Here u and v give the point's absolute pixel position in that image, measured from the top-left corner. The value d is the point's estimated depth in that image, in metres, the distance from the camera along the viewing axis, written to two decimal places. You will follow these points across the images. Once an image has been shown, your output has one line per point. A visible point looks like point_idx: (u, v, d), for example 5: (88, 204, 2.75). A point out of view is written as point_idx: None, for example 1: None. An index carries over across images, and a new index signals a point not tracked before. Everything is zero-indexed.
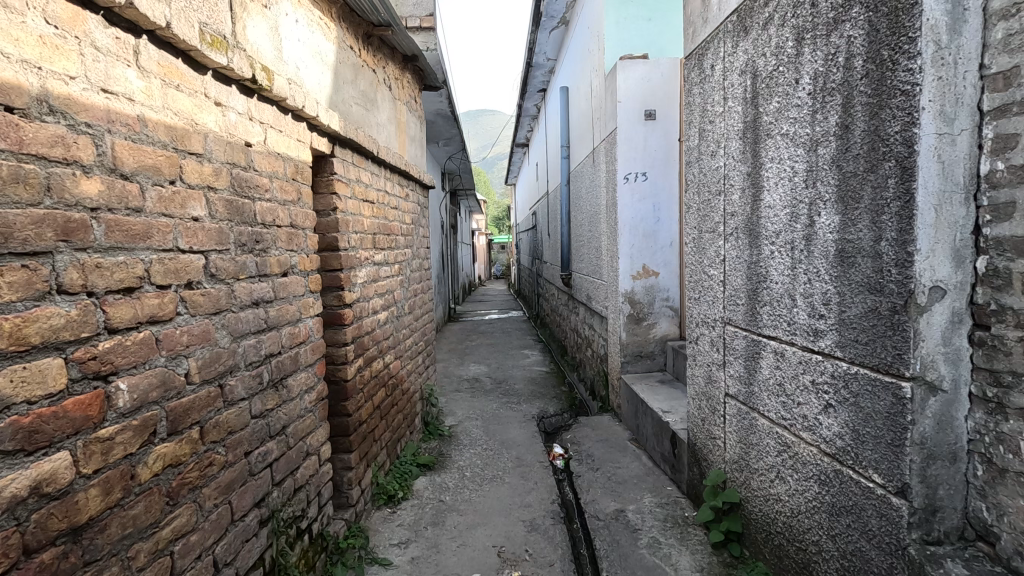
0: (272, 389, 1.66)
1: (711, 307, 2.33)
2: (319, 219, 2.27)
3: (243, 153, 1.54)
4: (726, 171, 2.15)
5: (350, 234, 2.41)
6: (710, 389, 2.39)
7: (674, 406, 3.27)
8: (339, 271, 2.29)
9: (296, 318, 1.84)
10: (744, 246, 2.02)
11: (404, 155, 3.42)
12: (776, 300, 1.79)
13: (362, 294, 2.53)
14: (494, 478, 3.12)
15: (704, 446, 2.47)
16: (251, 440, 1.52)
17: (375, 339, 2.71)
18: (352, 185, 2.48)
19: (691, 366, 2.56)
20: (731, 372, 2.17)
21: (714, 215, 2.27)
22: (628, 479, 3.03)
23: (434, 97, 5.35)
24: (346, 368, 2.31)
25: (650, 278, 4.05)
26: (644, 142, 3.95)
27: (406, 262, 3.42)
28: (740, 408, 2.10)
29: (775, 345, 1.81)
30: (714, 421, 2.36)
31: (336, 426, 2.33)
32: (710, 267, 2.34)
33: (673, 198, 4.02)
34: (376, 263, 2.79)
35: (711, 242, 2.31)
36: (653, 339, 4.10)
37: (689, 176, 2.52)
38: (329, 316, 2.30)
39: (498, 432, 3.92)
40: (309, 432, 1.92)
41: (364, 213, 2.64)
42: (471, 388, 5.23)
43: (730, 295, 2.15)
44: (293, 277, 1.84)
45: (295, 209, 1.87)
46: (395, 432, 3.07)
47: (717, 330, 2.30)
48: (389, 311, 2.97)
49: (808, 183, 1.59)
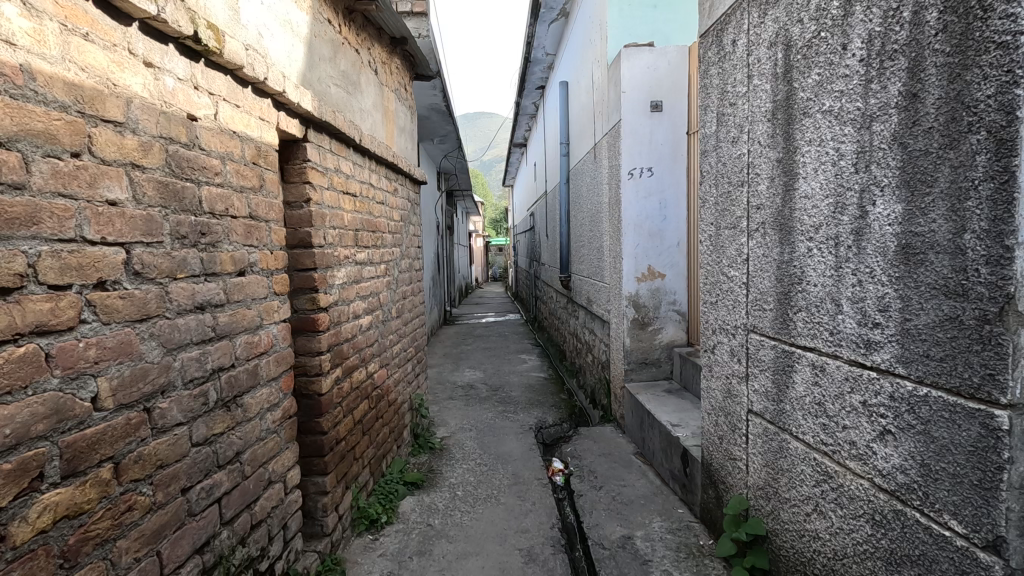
0: (222, 410, 1.40)
1: (732, 313, 2.08)
2: (290, 212, 2.01)
3: (185, 127, 1.28)
4: (750, 158, 1.90)
5: (326, 229, 2.15)
6: (729, 405, 2.13)
7: (684, 419, 3.02)
8: (313, 271, 2.03)
9: (255, 325, 1.57)
10: (773, 243, 1.77)
11: (392, 146, 3.16)
12: (814, 305, 1.55)
13: (341, 297, 2.28)
14: (488, 498, 2.85)
15: (722, 468, 2.22)
16: (190, 474, 1.25)
17: (356, 346, 2.45)
18: (330, 174, 2.22)
19: (707, 378, 2.31)
20: (756, 387, 1.92)
21: (736, 209, 2.02)
22: (635, 500, 2.77)
23: (428, 91, 5.10)
24: (320, 380, 2.04)
25: (656, 280, 3.80)
26: (650, 135, 3.71)
27: (394, 262, 3.16)
28: (767, 429, 1.85)
29: (813, 358, 1.56)
30: (734, 440, 2.10)
31: (308, 445, 2.06)
32: (730, 267, 2.09)
33: (680, 196, 3.77)
34: (358, 263, 2.53)
35: (732, 239, 2.06)
36: (659, 345, 3.84)
37: (705, 166, 2.27)
38: (301, 322, 2.04)
39: (493, 445, 3.65)
40: (272, 456, 1.66)
41: (345, 207, 2.38)
42: (465, 396, 4.96)
43: (755, 299, 1.90)
44: (253, 276, 1.58)
45: (256, 197, 1.61)
46: (380, 447, 2.81)
47: (738, 339, 2.05)
48: (373, 316, 2.71)
49: (859, 168, 1.34)
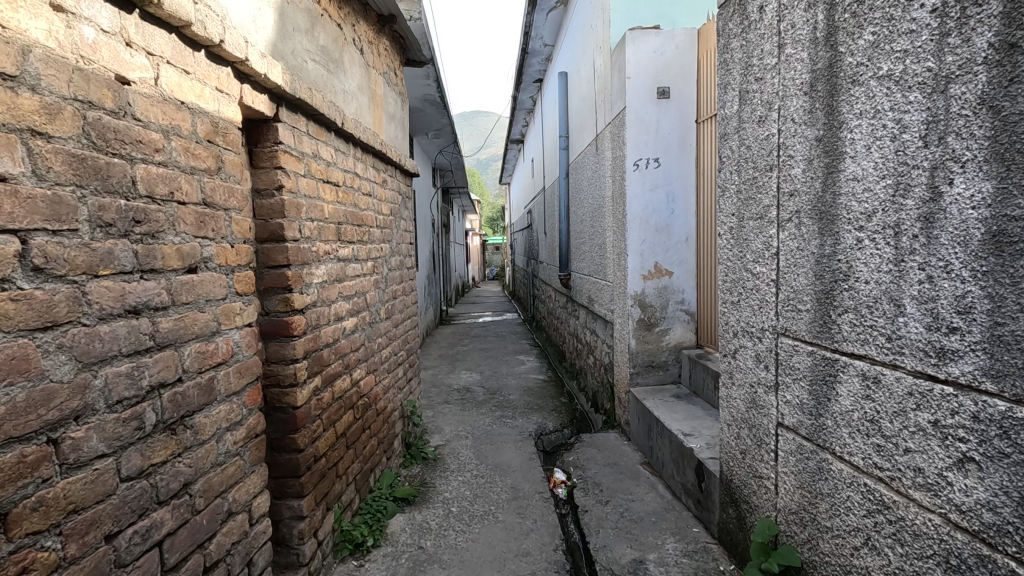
0: (165, 434, 1.16)
1: (759, 314, 1.86)
2: (259, 200, 1.78)
3: (113, 92, 1.05)
4: (781, 139, 1.68)
5: (303, 220, 1.91)
6: (754, 417, 1.91)
7: (696, 428, 2.80)
8: (287, 268, 1.80)
9: (210, 331, 1.34)
10: (811, 234, 1.54)
11: (380, 134, 2.92)
12: (865, 306, 1.33)
13: (320, 297, 2.04)
14: (485, 515, 2.63)
15: (745, 487, 1.99)
16: (118, 516, 1.02)
17: (339, 352, 2.22)
18: (306, 160, 1.98)
19: (727, 385, 2.09)
20: (789, 398, 1.69)
21: (763, 197, 1.80)
22: (644, 517, 2.55)
23: (421, 80, 4.87)
24: (295, 391, 1.81)
25: (663, 278, 3.58)
26: (657, 124, 3.48)
27: (383, 259, 2.92)
28: (802, 446, 1.62)
29: (863, 368, 1.34)
30: (760, 456, 1.88)
31: (282, 465, 1.83)
32: (755, 263, 1.87)
33: (688, 189, 3.55)
34: (341, 260, 2.29)
35: (759, 231, 1.84)
36: (666, 347, 3.63)
37: (725, 151, 2.05)
38: (273, 326, 1.80)
39: (490, 454, 3.43)
40: (233, 484, 1.42)
41: (324, 197, 2.14)
42: (461, 399, 4.74)
43: (788, 298, 1.67)
44: (207, 274, 1.34)
45: (212, 182, 1.38)
46: (367, 460, 2.58)
47: (765, 343, 1.82)
48: (359, 319, 2.47)
49: (929, 140, 1.12)
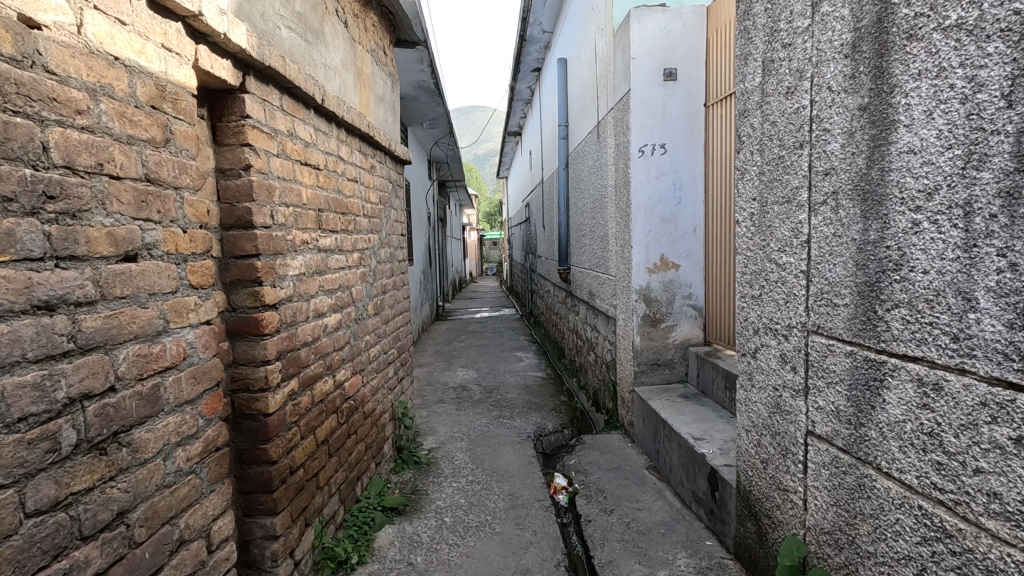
0: (91, 455, 0.96)
1: (786, 309, 1.66)
2: (224, 181, 1.57)
3: (13, 35, 0.85)
4: (814, 112, 1.48)
5: (275, 205, 1.71)
6: (779, 423, 1.72)
7: (707, 431, 2.61)
8: (255, 258, 1.59)
9: (155, 330, 1.13)
10: (851, 218, 1.35)
11: (368, 116, 2.71)
12: (922, 300, 1.14)
13: (296, 291, 1.84)
14: (481, 526, 2.44)
15: (767, 501, 1.81)
16: (22, 560, 0.83)
17: (320, 352, 2.02)
18: (279, 138, 1.78)
19: (747, 388, 1.90)
20: (821, 405, 1.50)
21: (792, 178, 1.60)
22: (652, 529, 2.37)
23: (415, 65, 4.67)
24: (266, 397, 1.61)
25: (669, 272, 3.38)
26: (663, 108, 3.28)
27: (370, 251, 2.72)
28: (837, 459, 1.44)
29: (919, 372, 1.15)
30: (785, 467, 1.69)
31: (252, 478, 1.63)
32: (781, 253, 1.68)
33: (696, 177, 3.35)
34: (322, 251, 2.09)
35: (786, 217, 1.65)
36: (672, 344, 3.44)
37: (746, 129, 1.86)
38: (240, 323, 1.60)
39: (486, 458, 3.24)
40: (186, 507, 1.22)
41: (302, 179, 1.94)
42: (456, 398, 4.56)
43: (821, 292, 1.48)
44: (150, 263, 1.14)
45: (158, 155, 1.17)
46: (353, 468, 2.38)
47: (793, 342, 1.63)
48: (343, 315, 2.27)
49: (1015, 99, 0.95)
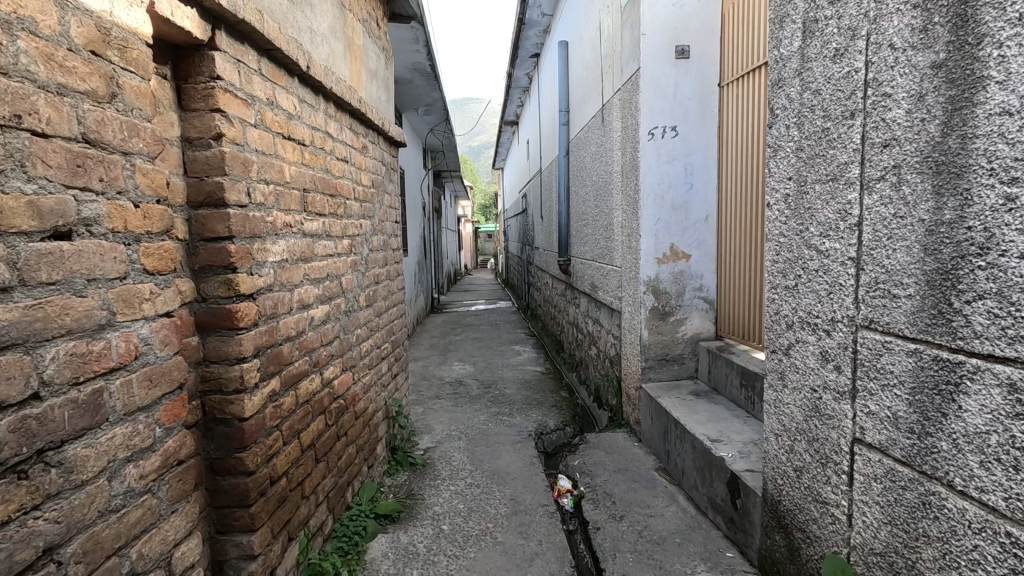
0: (6, 481, 0.77)
1: (828, 301, 1.48)
2: (192, 151, 1.37)
3: None
4: (871, 75, 1.29)
5: (252, 181, 1.50)
6: (818, 428, 1.54)
7: (724, 432, 2.44)
8: (228, 241, 1.39)
9: (96, 324, 0.93)
10: (919, 195, 1.16)
11: (359, 91, 2.50)
12: (1017, 290, 0.97)
13: (277, 280, 1.64)
14: (482, 535, 2.26)
15: (801, 513, 1.63)
16: None
17: (305, 348, 1.83)
18: (258, 106, 1.57)
19: (779, 388, 1.72)
20: (873, 409, 1.33)
21: (839, 152, 1.41)
22: (667, 538, 2.21)
23: (410, 45, 4.45)
24: (242, 399, 1.42)
25: (679, 262, 3.20)
26: (675, 87, 3.09)
27: (362, 237, 2.52)
28: (893, 471, 1.27)
29: (1010, 375, 0.98)
30: (825, 478, 1.52)
31: (225, 491, 1.43)
32: (823, 238, 1.49)
33: (709, 161, 3.17)
34: (308, 236, 1.89)
35: (830, 197, 1.46)
36: (682, 339, 3.26)
37: (780, 101, 1.67)
38: (211, 315, 1.40)
39: (486, 459, 3.05)
40: (141, 533, 1.03)
41: (285, 154, 1.73)
42: (453, 394, 4.37)
43: (875, 282, 1.30)
44: (90, 242, 0.94)
45: (100, 111, 0.96)
46: (343, 473, 2.20)
47: (837, 338, 1.45)
48: (332, 307, 2.08)
49: None
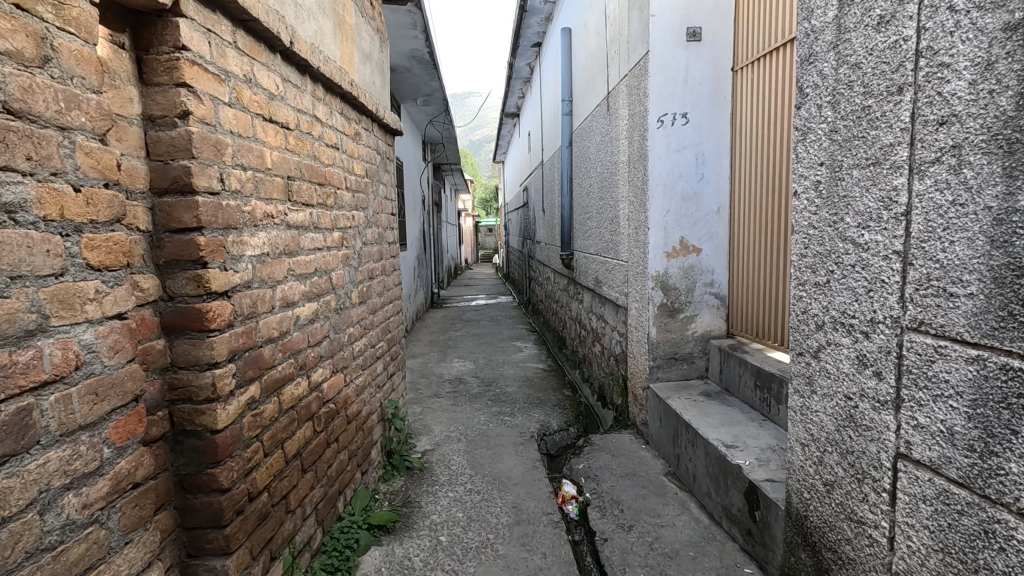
0: None
1: (867, 300, 1.32)
2: (155, 131, 1.22)
3: None
4: (924, 43, 1.13)
5: (225, 166, 1.35)
6: (852, 440, 1.40)
7: (739, 437, 2.30)
8: (196, 233, 1.23)
9: (22, 330, 0.79)
10: (985, 178, 1.02)
11: (351, 73, 2.34)
12: None
13: (257, 276, 1.49)
14: (482, 548, 2.12)
15: (831, 531, 1.49)
16: None
17: (289, 350, 1.68)
18: (234, 83, 1.41)
19: (807, 395, 1.57)
20: (920, 422, 1.18)
21: (883, 133, 1.25)
22: (679, 551, 2.07)
23: (407, 30, 4.28)
24: (214, 409, 1.27)
25: (689, 256, 3.04)
26: (685, 72, 2.92)
27: (355, 230, 2.36)
28: (946, 493, 1.12)
29: None
30: (861, 495, 1.37)
31: (196, 511, 1.29)
32: (861, 230, 1.33)
33: (720, 150, 3.01)
34: (293, 227, 1.74)
35: (871, 184, 1.30)
36: (691, 337, 3.11)
37: (811, 79, 1.51)
38: (178, 315, 1.25)
39: (486, 462, 2.91)
40: (84, 572, 0.89)
41: (265, 137, 1.58)
42: (452, 392, 4.23)
43: (928, 280, 1.15)
44: (15, 233, 0.79)
45: (25, 77, 0.81)
46: (334, 482, 2.05)
47: (876, 342, 1.30)
48: (320, 305, 1.93)
49: None
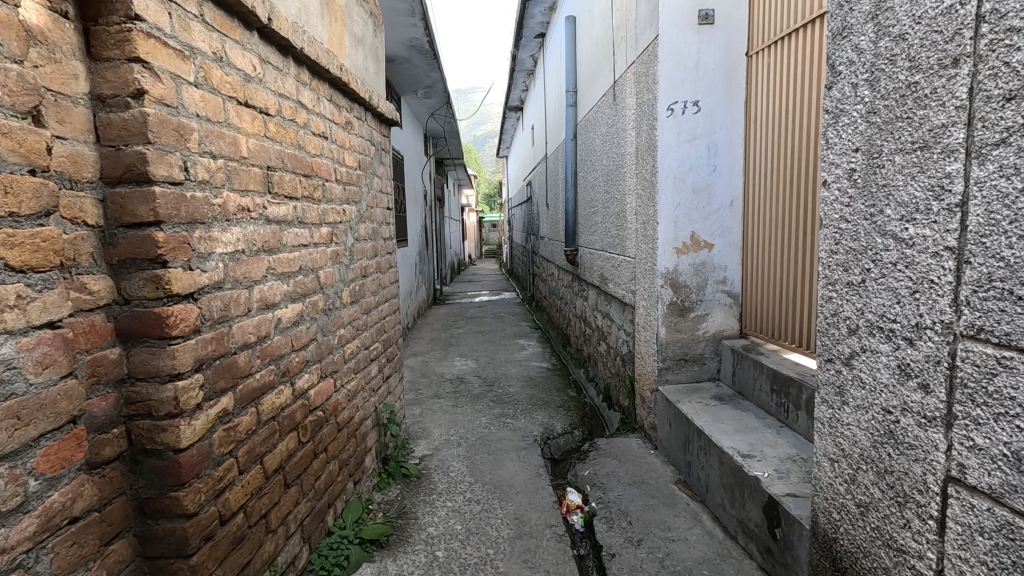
0: None
1: (910, 303, 1.17)
2: (105, 113, 1.08)
3: None
4: (988, 6, 0.98)
5: (190, 153, 1.21)
6: (891, 459, 1.25)
7: (755, 446, 2.15)
8: (153, 228, 1.09)
9: None
10: None
11: (341, 57, 2.19)
12: None
13: (229, 275, 1.34)
14: (481, 564, 1.98)
15: (866, 558, 1.34)
16: None
17: (269, 355, 1.54)
18: (201, 61, 1.27)
19: (837, 406, 1.42)
20: (979, 443, 1.03)
21: (933, 112, 1.10)
22: (692, 569, 1.93)
23: (405, 18, 4.12)
24: (177, 426, 1.13)
25: (700, 253, 2.89)
26: (697, 57, 2.76)
27: (346, 225, 2.22)
28: (1010, 527, 0.98)
29: None
30: (902, 521, 1.23)
31: (158, 538, 1.15)
32: (905, 223, 1.18)
33: (734, 140, 2.85)
34: (273, 222, 1.59)
35: (918, 171, 1.15)
36: (703, 337, 2.96)
37: (844, 55, 1.35)
38: (134, 321, 1.11)
39: (486, 468, 2.78)
40: None
41: (241, 122, 1.44)
42: (453, 393, 4.09)
43: (991, 281, 1.00)
44: None
45: None
46: (322, 495, 1.92)
47: (924, 351, 1.15)
48: (305, 306, 1.79)
49: None
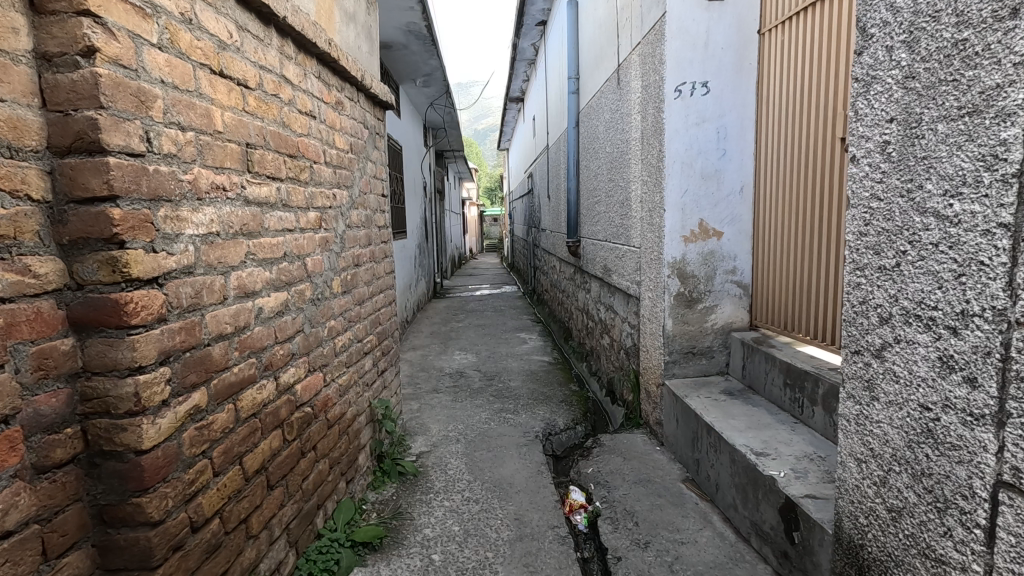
0: None
1: (955, 288, 1.05)
2: (52, 74, 0.96)
3: None
4: None
5: (152, 122, 1.08)
6: (930, 460, 1.13)
7: (769, 443, 2.04)
8: (106, 204, 0.98)
9: None
10: None
11: (329, 32, 2.06)
12: None
13: (201, 260, 1.23)
14: (480, 569, 1.87)
15: (898, 568, 1.23)
16: None
17: (249, 348, 1.42)
18: (166, 22, 1.15)
19: (867, 403, 1.30)
20: None
21: (987, 72, 0.98)
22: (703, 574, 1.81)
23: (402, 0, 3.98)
24: (137, 425, 1.02)
25: (709, 241, 2.76)
26: (707, 35, 2.62)
27: (336, 210, 2.10)
28: None
29: None
30: (943, 529, 1.11)
31: (118, 549, 1.04)
32: (948, 200, 1.06)
33: (745, 123, 2.72)
34: (254, 204, 1.47)
35: (965, 140, 1.02)
36: (711, 329, 2.83)
37: (879, 15, 1.22)
38: (89, 308, 0.99)
39: (486, 466, 2.66)
40: None
41: (214, 92, 1.31)
42: (453, 388, 3.98)
43: None
44: None
45: None
46: (310, 496, 1.81)
47: (971, 342, 1.03)
48: (291, 296, 1.67)
49: None
